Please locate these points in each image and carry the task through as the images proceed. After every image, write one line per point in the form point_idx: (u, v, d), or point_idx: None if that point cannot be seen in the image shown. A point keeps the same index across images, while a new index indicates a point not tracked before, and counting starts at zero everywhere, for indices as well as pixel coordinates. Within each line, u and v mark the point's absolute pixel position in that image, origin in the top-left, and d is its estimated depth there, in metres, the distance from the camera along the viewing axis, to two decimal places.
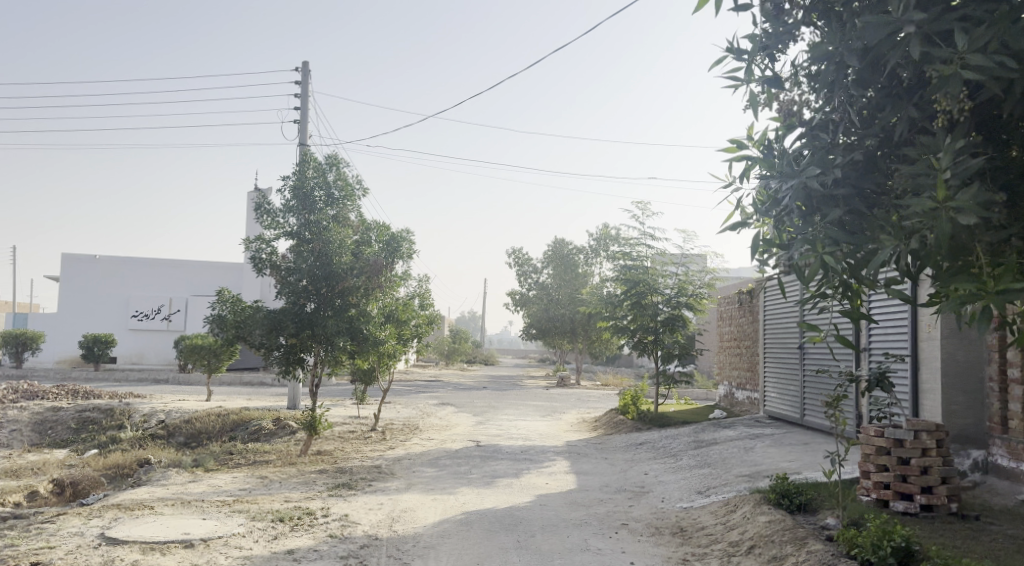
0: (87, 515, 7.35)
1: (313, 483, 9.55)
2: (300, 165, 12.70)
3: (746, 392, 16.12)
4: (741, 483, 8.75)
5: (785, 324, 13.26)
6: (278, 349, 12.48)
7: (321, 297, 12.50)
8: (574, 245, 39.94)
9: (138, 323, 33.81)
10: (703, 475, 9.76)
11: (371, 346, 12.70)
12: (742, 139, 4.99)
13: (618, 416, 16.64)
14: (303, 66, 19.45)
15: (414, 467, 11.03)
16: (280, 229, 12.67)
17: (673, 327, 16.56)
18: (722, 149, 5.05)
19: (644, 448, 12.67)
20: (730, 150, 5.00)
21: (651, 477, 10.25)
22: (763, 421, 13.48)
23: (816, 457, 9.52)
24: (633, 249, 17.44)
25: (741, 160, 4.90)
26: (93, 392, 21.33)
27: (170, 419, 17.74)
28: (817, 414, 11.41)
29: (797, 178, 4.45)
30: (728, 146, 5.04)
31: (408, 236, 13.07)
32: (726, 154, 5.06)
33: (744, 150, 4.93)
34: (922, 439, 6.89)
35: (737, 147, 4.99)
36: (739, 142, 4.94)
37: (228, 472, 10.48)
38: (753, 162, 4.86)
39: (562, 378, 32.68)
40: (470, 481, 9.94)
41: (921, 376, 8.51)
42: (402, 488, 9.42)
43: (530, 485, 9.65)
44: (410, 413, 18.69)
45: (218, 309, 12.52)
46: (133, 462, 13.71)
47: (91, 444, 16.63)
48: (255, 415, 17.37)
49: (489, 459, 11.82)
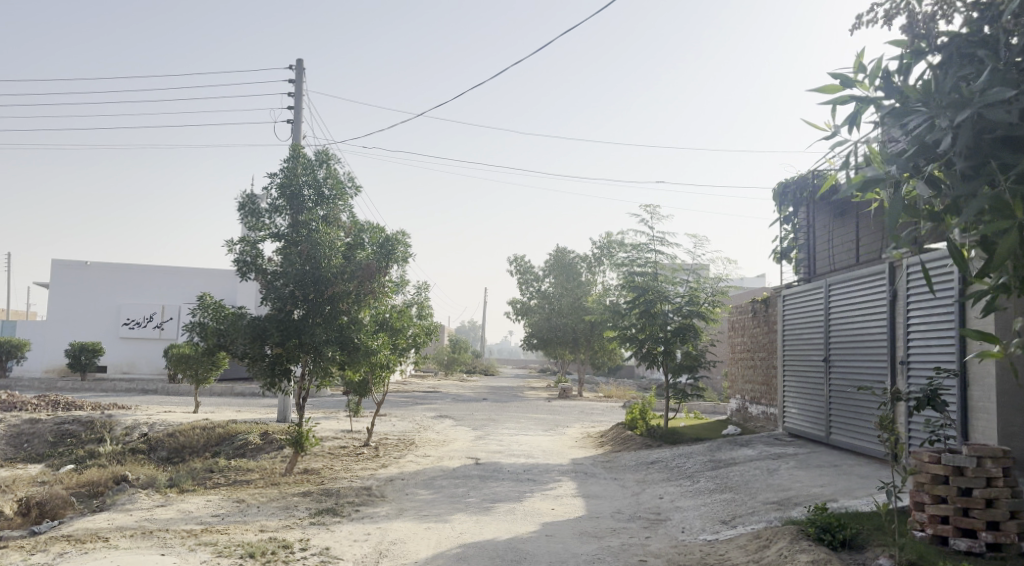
0: (31, 550, 6.48)
1: (294, 509, 8.64)
2: (290, 161, 11.95)
3: (760, 407, 15.26)
4: (771, 513, 7.82)
5: (806, 333, 12.43)
6: (262, 360, 11.58)
7: (309, 303, 11.60)
8: (576, 253, 38.95)
9: (128, 331, 32.87)
10: (725, 501, 8.83)
11: (363, 356, 11.78)
12: (843, 75, 4.18)
13: (625, 432, 15.72)
14: (296, 63, 18.69)
15: (408, 489, 10.12)
16: (266, 231, 11.82)
17: (683, 337, 15.75)
18: (820, 88, 4.22)
19: (656, 468, 11.77)
20: (832, 89, 4.19)
21: (666, 502, 9.33)
22: (783, 439, 12.59)
23: (851, 482, 8.59)
24: (641, 256, 16.50)
25: (850, 101, 4.10)
26: (75, 403, 20.39)
27: (153, 432, 16.81)
28: (844, 434, 10.57)
29: (967, 108, 3.64)
30: (826, 84, 4.23)
31: (403, 238, 12.15)
32: (824, 94, 4.24)
33: (849, 89, 4.14)
34: (986, 466, 6.02)
35: (839, 84, 4.17)
36: (844, 79, 4.12)
37: (204, 495, 9.54)
38: (863, 103, 4.09)
39: (564, 390, 31.70)
40: (468, 506, 9.03)
41: (972, 395, 7.65)
42: (392, 515, 8.49)
43: (534, 512, 8.74)
44: (406, 427, 17.76)
45: (199, 316, 11.66)
46: (108, 480, 12.80)
47: (67, 460, 15.73)
48: (242, 429, 16.44)
49: (489, 480, 10.89)
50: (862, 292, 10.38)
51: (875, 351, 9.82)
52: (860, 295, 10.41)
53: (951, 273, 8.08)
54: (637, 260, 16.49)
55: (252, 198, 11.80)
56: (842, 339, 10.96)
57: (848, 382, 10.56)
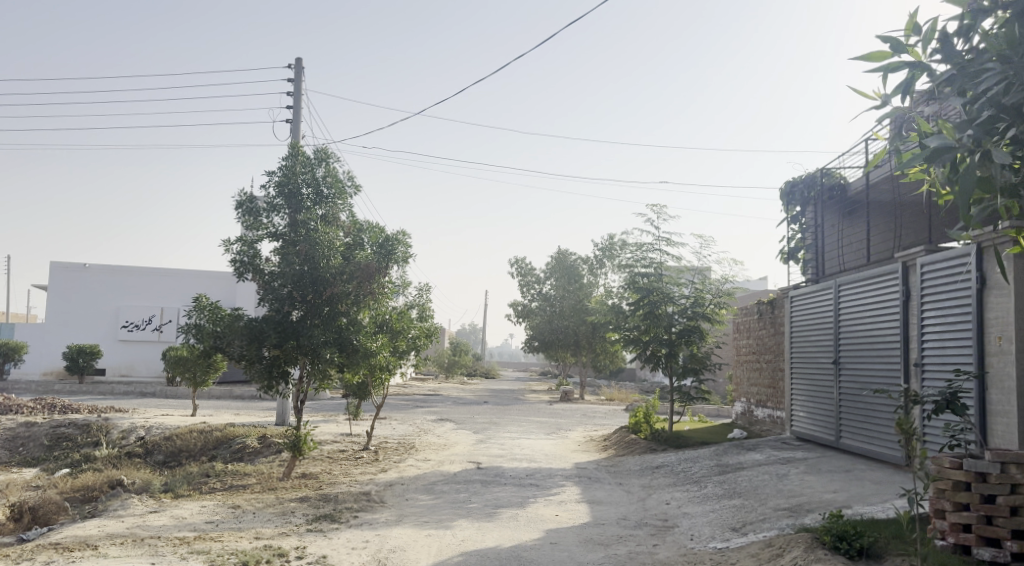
0: (16, 559, 6.25)
1: (291, 515, 8.39)
2: (288, 159, 11.73)
3: (766, 410, 15.00)
4: (783, 520, 7.57)
5: (814, 334, 12.19)
6: (259, 362, 11.32)
7: (307, 304, 11.37)
8: (578, 255, 38.64)
9: (127, 333, 32.66)
10: (734, 508, 8.58)
11: (361, 358, 11.48)
12: (891, 44, 4.31)
13: (629, 435, 15.47)
14: (295, 61, 18.46)
15: (408, 495, 9.86)
16: (264, 230, 11.59)
17: (688, 339, 15.57)
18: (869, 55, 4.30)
19: (662, 473, 11.51)
20: (881, 56, 4.33)
21: (674, 508, 9.08)
22: (791, 443, 12.33)
23: (864, 488, 8.34)
24: (645, 256, 16.23)
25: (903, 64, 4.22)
26: (71, 406, 20.13)
27: (149, 436, 16.56)
28: (855, 438, 10.33)
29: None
30: (874, 53, 4.33)
31: (404, 238, 11.88)
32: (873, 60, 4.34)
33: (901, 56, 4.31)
34: (1010, 473, 5.75)
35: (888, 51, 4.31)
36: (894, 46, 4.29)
37: (199, 500, 9.29)
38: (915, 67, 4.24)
39: (567, 393, 31.41)
40: (470, 512, 8.78)
41: (989, 398, 7.42)
42: (392, 521, 8.25)
43: (538, 518, 8.49)
44: (406, 430, 17.52)
45: (195, 318, 11.44)
46: (103, 484, 12.55)
47: (62, 464, 15.49)
48: (240, 432, 16.19)
49: (491, 485, 10.64)
50: (873, 292, 10.16)
51: (887, 352, 9.60)
52: (871, 295, 10.19)
53: (967, 272, 7.87)
54: (641, 261, 16.21)
55: (249, 197, 11.57)
56: (852, 340, 10.71)
57: (860, 384, 10.31)
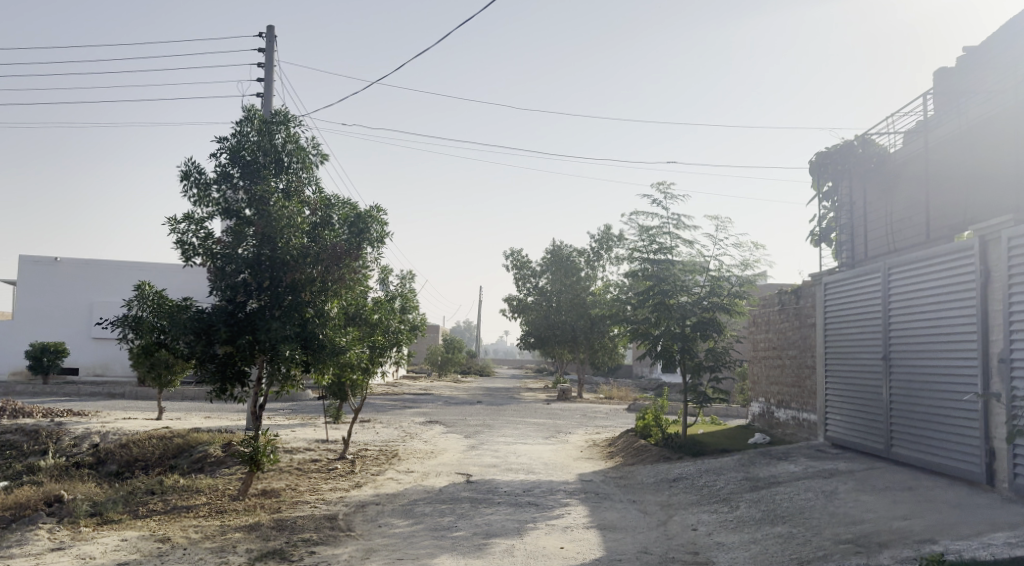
0: None
1: (229, 552, 6.70)
2: (241, 125, 10.10)
3: (789, 412, 13.40)
4: (852, 557, 5.94)
5: (854, 326, 10.56)
6: (210, 361, 9.67)
7: (264, 292, 9.70)
8: (574, 247, 36.54)
9: (100, 331, 30.83)
10: (781, 538, 6.96)
11: (329, 355, 9.72)
12: None
13: (636, 441, 13.90)
14: (267, 30, 16.72)
15: (381, 519, 8.20)
16: (215, 206, 9.91)
17: (704, 333, 13.86)
18: None
19: (682, 488, 9.89)
20: None
21: (704, 537, 7.46)
22: (828, 451, 10.71)
23: (945, 514, 6.68)
24: (654, 240, 14.50)
25: None
26: (25, 409, 18.41)
27: (103, 443, 14.85)
28: (914, 449, 8.70)
29: None
30: None
31: (378, 215, 10.20)
32: None
33: None
34: None
35: None
36: None
37: (123, 530, 7.61)
38: None
39: (563, 393, 29.73)
40: (456, 544, 7.12)
41: None
42: (356, 560, 6.56)
43: (538, 553, 6.82)
44: (390, 435, 15.85)
45: (136, 309, 9.72)
46: (38, 501, 10.86)
47: (3, 476, 13.79)
48: (204, 437, 14.52)
49: (481, 504, 8.96)
50: (933, 277, 8.56)
51: (955, 349, 8.00)
52: (931, 280, 8.59)
53: None
54: (649, 246, 14.49)
55: (196, 166, 9.87)
56: (904, 335, 9.12)
57: (917, 385, 8.71)
